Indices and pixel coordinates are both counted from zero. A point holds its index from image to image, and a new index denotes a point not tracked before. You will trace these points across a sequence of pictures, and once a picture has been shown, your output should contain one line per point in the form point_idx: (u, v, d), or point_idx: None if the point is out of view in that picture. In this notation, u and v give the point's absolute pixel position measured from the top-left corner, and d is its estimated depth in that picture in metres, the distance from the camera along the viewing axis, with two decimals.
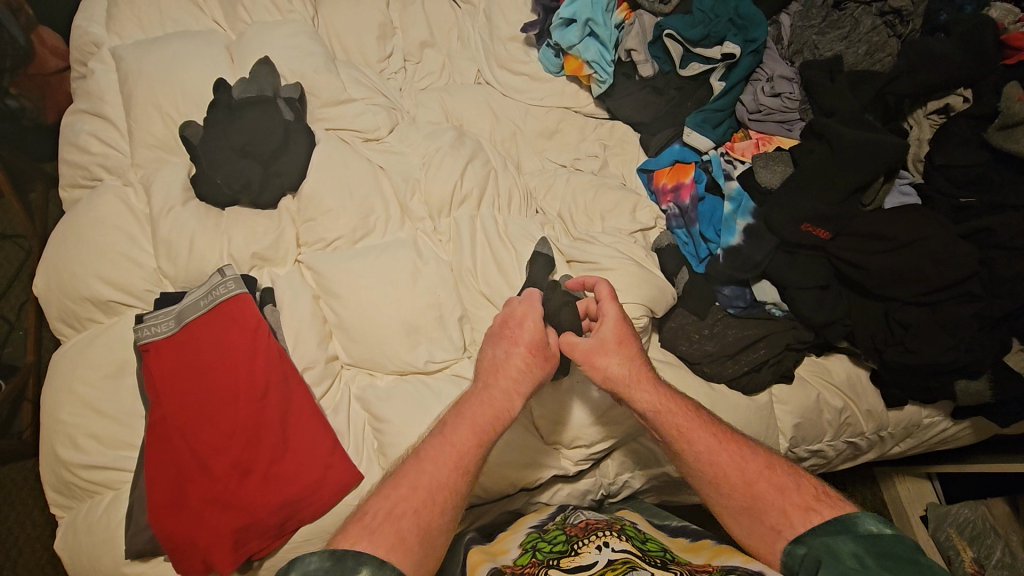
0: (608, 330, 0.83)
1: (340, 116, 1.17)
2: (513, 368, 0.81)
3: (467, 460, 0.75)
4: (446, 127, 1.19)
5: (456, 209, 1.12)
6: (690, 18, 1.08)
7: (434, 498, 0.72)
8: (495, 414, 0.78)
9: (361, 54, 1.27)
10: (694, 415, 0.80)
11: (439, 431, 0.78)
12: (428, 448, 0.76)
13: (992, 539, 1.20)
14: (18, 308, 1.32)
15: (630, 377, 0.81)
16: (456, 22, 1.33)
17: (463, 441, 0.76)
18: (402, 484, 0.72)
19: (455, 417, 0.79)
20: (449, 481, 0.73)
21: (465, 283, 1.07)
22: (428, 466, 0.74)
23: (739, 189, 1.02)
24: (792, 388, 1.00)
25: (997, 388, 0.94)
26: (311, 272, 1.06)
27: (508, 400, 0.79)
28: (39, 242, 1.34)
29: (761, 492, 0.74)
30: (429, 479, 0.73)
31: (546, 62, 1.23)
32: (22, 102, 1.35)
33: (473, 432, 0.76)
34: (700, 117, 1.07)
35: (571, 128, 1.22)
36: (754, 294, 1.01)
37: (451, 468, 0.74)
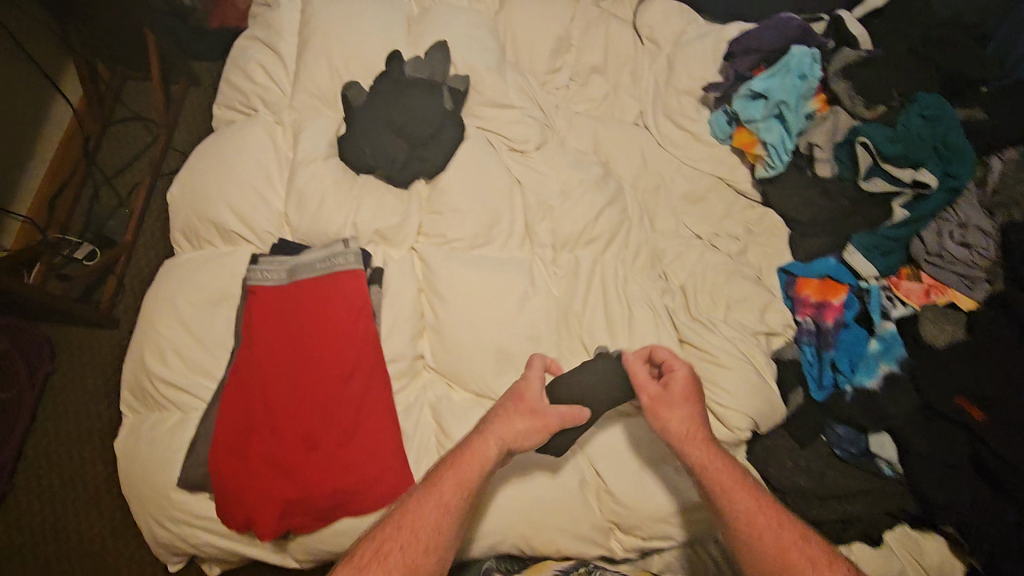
0: (674, 386, 0.86)
1: (496, 120, 1.15)
2: (512, 427, 0.82)
3: (451, 513, 0.75)
4: (593, 161, 1.16)
5: (580, 248, 1.09)
6: (890, 132, 0.98)
7: (415, 539, 0.72)
8: (477, 465, 0.78)
9: (530, 62, 1.24)
10: (736, 480, 0.79)
11: (428, 480, 0.79)
12: (414, 500, 0.76)
13: None
14: (132, 186, 1.56)
15: (690, 432, 0.83)
16: (634, 57, 1.24)
17: (443, 486, 0.77)
18: (391, 537, 0.72)
19: (447, 471, 0.78)
20: (436, 533, 0.73)
21: (569, 326, 1.03)
22: (414, 510, 0.75)
23: (893, 333, 0.93)
24: (875, 553, 0.88)
25: None
26: (423, 266, 1.05)
27: (496, 459, 0.80)
28: (165, 130, 1.59)
29: (796, 561, 0.72)
30: (417, 525, 0.74)
31: (716, 128, 1.15)
32: (196, 3, 1.58)
33: (455, 481, 0.77)
34: (871, 242, 0.98)
35: (719, 201, 1.15)
36: (869, 443, 0.94)
37: (433, 510, 0.75)
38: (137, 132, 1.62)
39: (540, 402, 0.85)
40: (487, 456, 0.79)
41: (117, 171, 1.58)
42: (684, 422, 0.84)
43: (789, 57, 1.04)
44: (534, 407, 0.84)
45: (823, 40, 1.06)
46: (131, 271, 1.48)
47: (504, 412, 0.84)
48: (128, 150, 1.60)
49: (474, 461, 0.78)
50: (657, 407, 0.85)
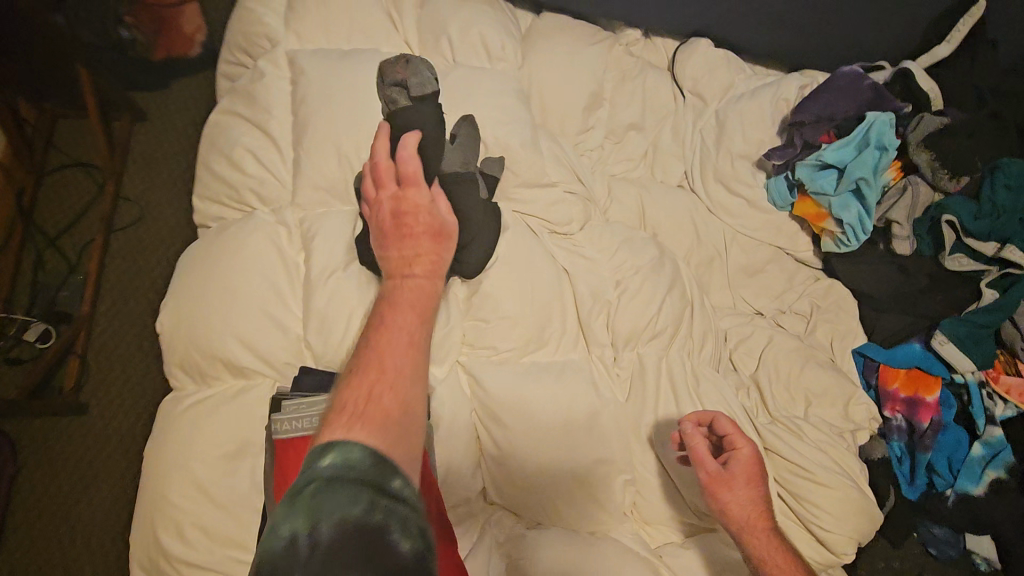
0: (735, 464, 0.82)
1: (535, 202, 1.01)
2: (424, 253, 0.75)
3: (410, 347, 0.66)
4: (643, 238, 1.05)
5: (642, 343, 0.99)
6: (976, 207, 0.91)
7: (394, 376, 0.62)
8: (424, 300, 0.72)
9: (560, 122, 1.10)
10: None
11: (377, 325, 0.68)
12: (365, 343, 0.66)
13: None
14: (81, 247, 1.29)
15: (752, 519, 0.79)
16: (673, 112, 1.13)
17: (400, 321, 0.68)
18: (371, 374, 0.62)
19: (394, 311, 0.69)
20: (403, 366, 0.63)
21: (639, 437, 0.94)
22: (379, 347, 0.65)
23: (1001, 438, 0.87)
24: None
25: None
26: (471, 382, 0.92)
27: (434, 269, 0.75)
28: (113, 175, 1.30)
29: None
30: (388, 363, 0.63)
31: (776, 194, 1.04)
32: (135, 33, 1.29)
33: (413, 314, 0.69)
34: (963, 330, 0.90)
35: (779, 273, 1.06)
36: (965, 542, 0.91)
37: (399, 354, 0.64)
38: (81, 185, 1.34)
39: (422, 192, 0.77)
40: (430, 289, 0.73)
41: (61, 230, 1.30)
42: (748, 508, 0.79)
43: (866, 123, 0.95)
44: (423, 219, 0.76)
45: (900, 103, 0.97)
46: (93, 347, 1.22)
47: (405, 237, 0.75)
48: (70, 206, 1.32)
49: (416, 296, 0.71)
50: (718, 489, 0.80)
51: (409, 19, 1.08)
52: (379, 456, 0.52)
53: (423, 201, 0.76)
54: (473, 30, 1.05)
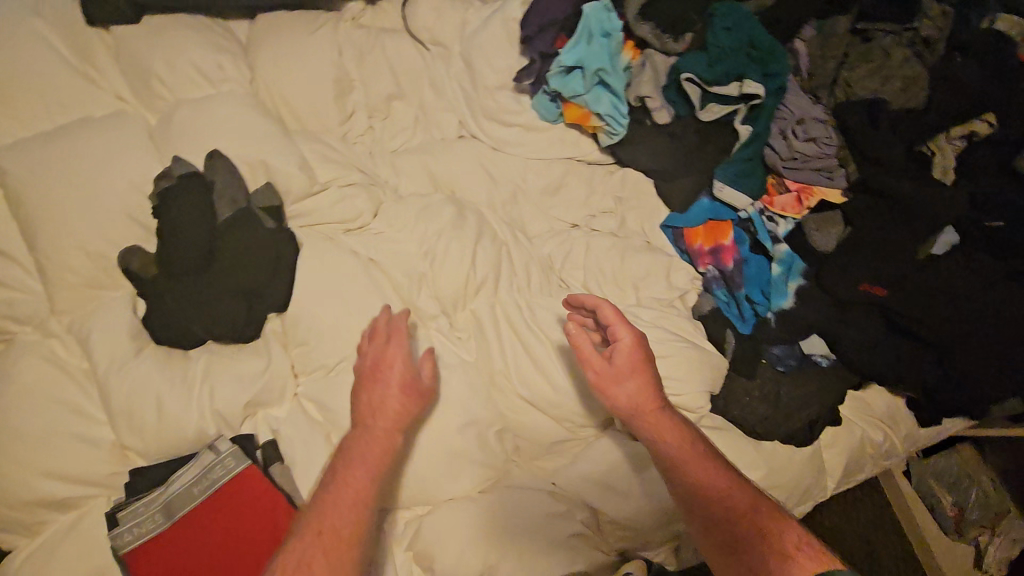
0: (618, 357, 0.82)
1: (316, 209, 0.97)
2: (386, 411, 0.80)
3: (355, 505, 0.75)
4: (438, 200, 1.03)
5: (473, 299, 0.98)
6: (706, 56, 0.96)
7: (335, 541, 0.71)
8: (382, 452, 0.79)
9: (317, 119, 1.05)
10: (694, 458, 0.78)
11: (333, 474, 0.77)
12: (322, 491, 0.76)
13: (967, 484, 1.24)
14: None
15: (642, 404, 0.80)
16: (424, 67, 1.09)
17: (355, 479, 0.76)
18: (311, 532, 0.72)
19: (346, 464, 0.78)
20: (336, 523, 0.72)
21: (500, 387, 0.94)
22: (326, 503, 0.74)
23: (788, 251, 0.95)
24: (837, 431, 1.06)
25: None
26: (318, 407, 0.90)
27: (404, 423, 0.81)
28: None
29: (744, 536, 0.71)
30: (329, 519, 0.73)
31: (543, 111, 1.06)
32: None
33: (364, 467, 0.77)
34: (732, 170, 0.97)
35: (578, 182, 1.09)
36: (802, 347, 0.96)
37: (356, 511, 0.74)
38: None
39: (403, 346, 0.84)
40: (388, 444, 0.79)
41: None
42: (638, 395, 0.81)
43: (586, 16, 0.96)
44: (400, 375, 0.82)
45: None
46: None
47: (370, 387, 0.83)
48: None
49: (375, 446, 0.79)
50: (605, 385, 0.81)
51: (112, 71, 0.99)
52: None
53: (396, 359, 0.83)
54: (181, 61, 0.98)
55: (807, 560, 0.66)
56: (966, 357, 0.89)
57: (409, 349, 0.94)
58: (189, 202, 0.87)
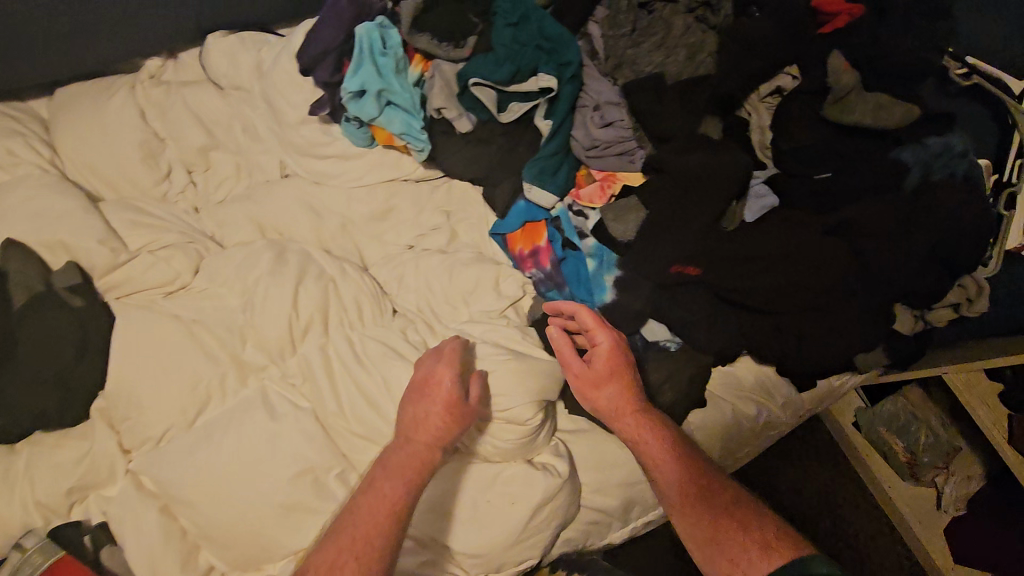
0: (598, 363, 0.85)
1: (128, 277, 0.96)
2: (433, 424, 0.80)
3: (389, 515, 0.74)
4: (260, 246, 1.01)
5: (301, 343, 0.96)
6: (493, 56, 0.93)
7: (363, 547, 0.71)
8: (418, 467, 0.78)
9: (130, 184, 1.03)
10: (677, 457, 0.81)
11: (366, 481, 0.77)
12: (356, 498, 0.76)
13: (914, 426, 1.27)
14: None
15: (619, 407, 0.83)
16: (235, 113, 1.08)
17: (387, 486, 0.76)
18: (341, 533, 0.72)
19: (381, 472, 0.78)
20: (365, 533, 0.72)
21: (337, 428, 0.93)
22: (359, 506, 0.75)
23: (597, 244, 0.92)
24: (708, 410, 1.00)
25: (888, 352, 0.98)
26: (149, 480, 0.88)
27: (445, 434, 0.80)
28: None
29: (725, 532, 0.75)
30: (356, 522, 0.73)
31: (353, 138, 1.03)
32: None
33: (399, 475, 0.77)
34: (537, 168, 0.92)
35: (406, 202, 1.06)
36: (646, 334, 0.91)
37: (384, 521, 0.73)
38: None
39: (454, 363, 0.85)
40: (428, 458, 0.79)
41: None
42: (617, 398, 0.84)
43: (358, 39, 0.93)
44: (445, 390, 0.82)
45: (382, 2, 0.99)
46: None
47: (415, 401, 0.83)
48: None
49: (416, 459, 0.79)
50: (585, 387, 0.85)
51: None
52: None
53: (446, 376, 0.82)
54: None
55: (784, 547, 0.71)
56: (794, 317, 0.88)
57: (241, 403, 0.92)
58: None
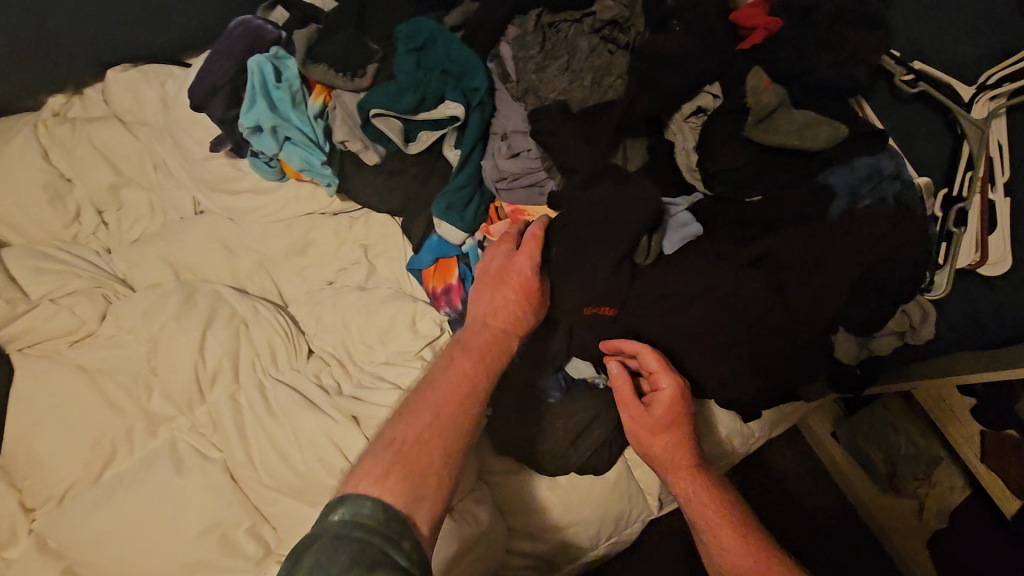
0: (656, 409, 0.79)
1: (31, 328, 0.92)
2: (506, 311, 0.76)
3: (463, 400, 0.68)
4: (171, 288, 0.97)
5: (210, 391, 0.92)
6: (394, 85, 0.88)
7: (439, 432, 0.65)
8: (501, 353, 0.74)
9: (38, 227, 1.00)
10: (730, 523, 0.74)
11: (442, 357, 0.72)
12: (433, 372, 0.70)
13: (895, 437, 1.21)
14: None
15: (675, 460, 0.78)
16: (144, 148, 1.04)
17: (471, 368, 0.71)
18: (419, 413, 0.66)
19: (460, 355, 0.72)
20: (441, 422, 0.66)
21: (246, 482, 0.88)
22: (436, 383, 0.69)
23: None
24: None
25: (832, 383, 0.91)
26: (49, 543, 0.85)
27: (521, 326, 0.77)
28: None
29: None
30: (438, 401, 0.67)
31: (262, 171, 0.99)
32: None
33: (475, 358, 0.72)
34: (445, 202, 0.87)
35: (324, 236, 1.01)
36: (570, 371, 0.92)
37: (461, 405, 0.68)
38: None
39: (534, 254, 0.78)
40: (506, 347, 0.75)
41: None
42: (672, 450, 0.78)
43: (251, 72, 0.90)
44: (522, 278, 0.77)
45: (276, 30, 0.97)
46: None
47: (492, 290, 0.77)
48: None
49: (489, 344, 0.74)
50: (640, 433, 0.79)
51: None
52: (388, 508, 0.57)
53: (526, 265, 0.77)
54: None
55: None
56: (715, 356, 0.82)
57: (148, 457, 0.89)
58: None
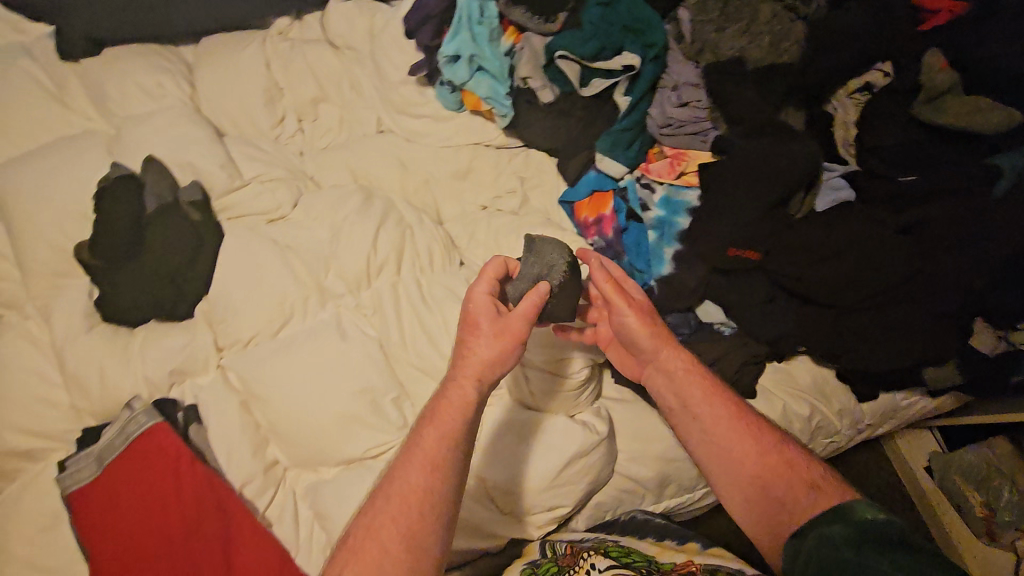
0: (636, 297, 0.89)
1: (240, 202, 1.10)
2: (474, 357, 0.79)
3: (435, 470, 0.71)
4: (352, 189, 1.12)
5: (376, 279, 1.06)
6: (581, 33, 0.99)
7: (414, 512, 0.68)
8: (465, 409, 0.76)
9: (250, 123, 1.18)
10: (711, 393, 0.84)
11: (411, 437, 0.76)
12: (397, 459, 0.74)
13: (999, 481, 1.17)
14: None
15: (658, 341, 0.86)
16: (345, 70, 1.21)
17: (428, 442, 0.73)
18: (387, 500, 0.69)
19: (427, 428, 0.75)
20: (405, 499, 0.69)
21: (396, 357, 1.02)
22: (395, 473, 0.72)
23: (660, 215, 0.95)
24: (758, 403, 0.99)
25: (963, 370, 0.93)
26: (234, 377, 1.01)
27: (486, 371, 0.78)
28: None
29: (767, 473, 0.77)
30: (398, 486, 0.70)
31: (444, 100, 1.14)
32: None
33: (438, 433, 0.74)
34: (611, 140, 0.97)
35: (484, 166, 1.13)
36: (698, 316, 0.95)
37: (427, 478, 0.71)
38: None
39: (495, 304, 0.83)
40: (469, 397, 0.77)
41: None
42: (653, 333, 0.86)
43: (459, 9, 1.04)
44: (491, 321, 0.81)
45: None
46: None
47: (465, 340, 0.81)
48: None
49: (451, 407, 0.76)
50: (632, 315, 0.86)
51: (81, 96, 1.17)
52: None
53: (485, 313, 0.81)
54: (130, 83, 1.15)
55: (827, 486, 0.74)
56: (847, 311, 0.89)
57: (316, 325, 1.03)
58: (123, 201, 1.03)
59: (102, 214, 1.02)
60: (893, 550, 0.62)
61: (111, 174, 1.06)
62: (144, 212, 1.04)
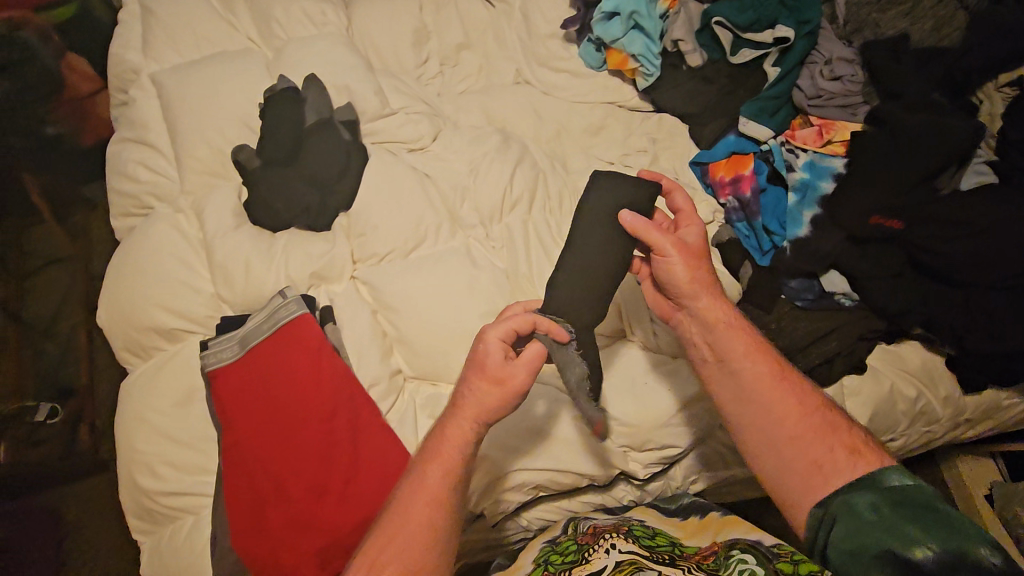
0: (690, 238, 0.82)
1: (385, 129, 1.16)
2: (476, 397, 0.76)
3: (437, 507, 0.74)
4: (490, 130, 1.17)
5: (507, 215, 1.11)
6: (739, 3, 1.08)
7: (411, 553, 0.71)
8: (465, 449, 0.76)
9: (397, 60, 1.24)
10: (749, 347, 0.81)
11: (410, 475, 0.77)
12: (398, 493, 0.76)
13: None
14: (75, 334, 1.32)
15: (701, 285, 0.81)
16: (491, 23, 1.29)
17: (431, 483, 0.75)
18: (387, 540, 0.72)
19: (429, 468, 0.76)
20: (404, 538, 0.71)
21: (521, 289, 1.05)
22: (391, 514, 0.74)
23: (803, 178, 1.02)
24: (864, 378, 0.94)
25: None
26: (367, 288, 1.06)
27: (486, 412, 0.76)
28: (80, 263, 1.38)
29: (808, 437, 0.75)
30: (403, 522, 0.73)
31: (588, 58, 1.21)
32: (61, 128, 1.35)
33: (443, 471, 0.75)
34: (757, 106, 1.05)
35: (618, 123, 1.18)
36: (823, 285, 0.98)
37: (428, 516, 0.73)
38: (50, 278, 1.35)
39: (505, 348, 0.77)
40: (467, 436, 0.76)
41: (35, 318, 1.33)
42: (700, 277, 0.81)
43: None
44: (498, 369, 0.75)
45: None
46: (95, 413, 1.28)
47: (467, 378, 0.78)
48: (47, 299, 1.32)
49: (452, 444, 0.76)
50: (683, 258, 0.80)
51: (245, 16, 1.25)
52: None
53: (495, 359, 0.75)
54: (296, 8, 1.23)
55: (870, 455, 0.73)
56: (986, 289, 0.90)
57: (446, 250, 1.07)
58: (286, 113, 1.10)
59: (267, 124, 1.10)
60: (924, 521, 0.64)
61: (277, 87, 1.13)
62: (302, 126, 1.10)
